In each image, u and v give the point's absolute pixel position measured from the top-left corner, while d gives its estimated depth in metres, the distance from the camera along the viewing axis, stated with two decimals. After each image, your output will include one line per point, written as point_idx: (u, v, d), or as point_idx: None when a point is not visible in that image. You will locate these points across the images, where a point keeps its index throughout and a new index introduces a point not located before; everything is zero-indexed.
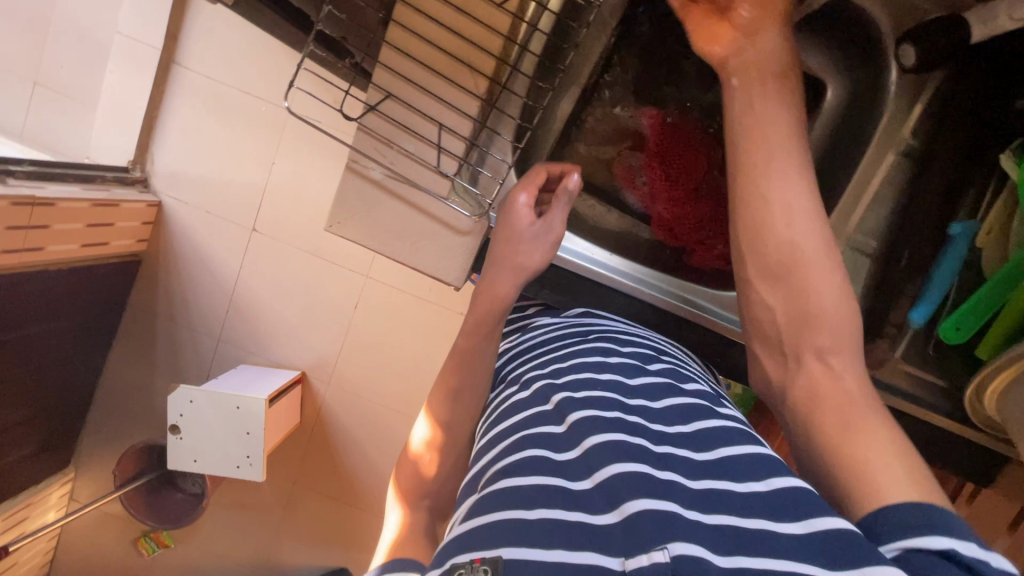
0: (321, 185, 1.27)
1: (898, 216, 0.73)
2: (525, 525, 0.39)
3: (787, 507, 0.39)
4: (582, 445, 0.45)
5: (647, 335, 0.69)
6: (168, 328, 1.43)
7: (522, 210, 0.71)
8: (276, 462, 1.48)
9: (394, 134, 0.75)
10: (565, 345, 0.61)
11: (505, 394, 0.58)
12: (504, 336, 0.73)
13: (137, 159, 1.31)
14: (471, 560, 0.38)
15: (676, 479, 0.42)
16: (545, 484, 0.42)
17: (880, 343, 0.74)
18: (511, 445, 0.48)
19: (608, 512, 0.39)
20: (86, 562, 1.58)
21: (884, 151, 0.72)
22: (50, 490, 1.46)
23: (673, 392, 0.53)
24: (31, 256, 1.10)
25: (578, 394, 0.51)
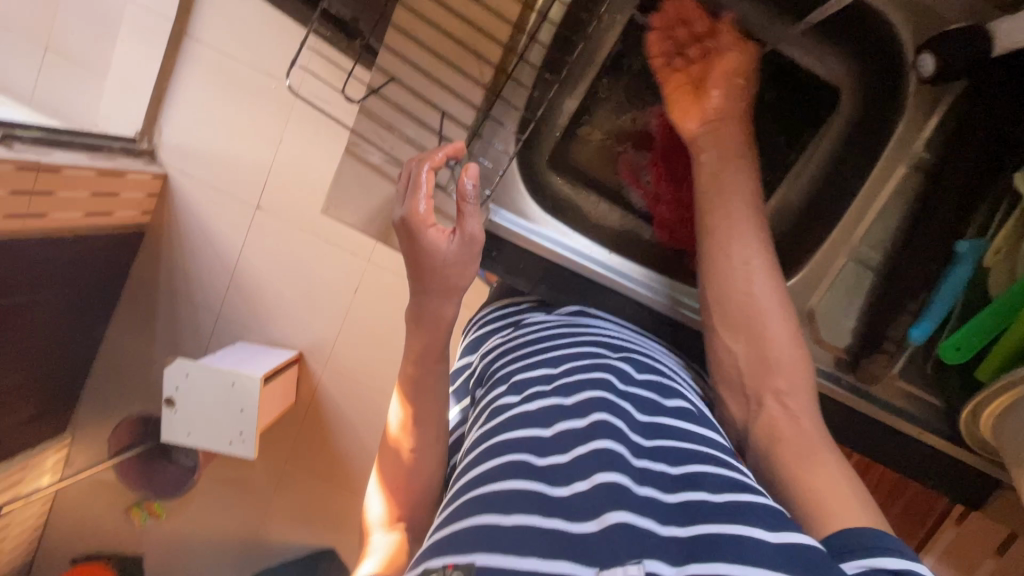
0: (326, 165, 1.26)
1: (906, 229, 0.72)
2: (500, 531, 0.38)
3: (766, 519, 0.39)
4: (571, 450, 0.45)
5: (639, 340, 0.67)
6: (169, 301, 1.44)
7: (433, 230, 0.60)
8: (269, 439, 1.49)
9: (396, 120, 0.76)
10: (557, 345, 0.60)
11: (493, 391, 0.57)
12: (495, 332, 0.71)
13: (145, 131, 1.30)
14: (444, 565, 0.38)
15: (655, 496, 0.42)
16: (523, 490, 0.41)
17: (879, 359, 0.71)
18: (494, 446, 0.47)
19: (586, 520, 0.39)
20: (78, 527, 1.60)
21: (895, 163, 0.71)
22: (46, 454, 1.47)
23: (661, 408, 0.52)
24: (35, 221, 1.10)
25: (568, 399, 0.50)
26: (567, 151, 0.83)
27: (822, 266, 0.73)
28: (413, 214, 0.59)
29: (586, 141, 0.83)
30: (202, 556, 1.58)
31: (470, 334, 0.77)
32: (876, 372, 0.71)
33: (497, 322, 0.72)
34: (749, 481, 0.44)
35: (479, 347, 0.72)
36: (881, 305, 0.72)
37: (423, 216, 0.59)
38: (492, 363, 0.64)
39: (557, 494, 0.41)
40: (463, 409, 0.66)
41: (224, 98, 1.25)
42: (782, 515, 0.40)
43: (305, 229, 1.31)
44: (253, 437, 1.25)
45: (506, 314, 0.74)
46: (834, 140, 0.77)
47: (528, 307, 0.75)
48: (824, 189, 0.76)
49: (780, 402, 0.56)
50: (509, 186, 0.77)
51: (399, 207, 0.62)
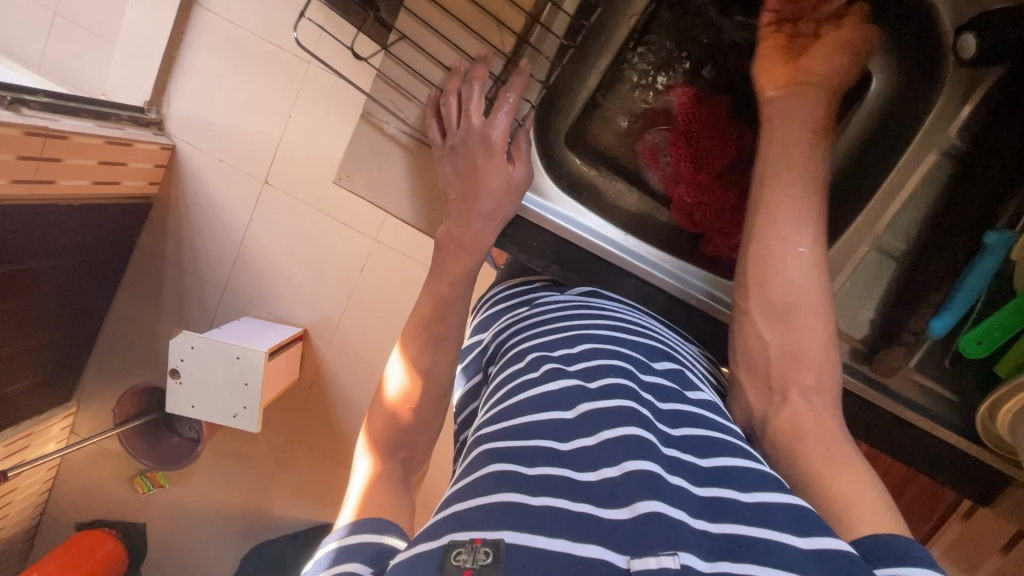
0: (334, 142, 1.24)
1: (933, 220, 0.70)
2: (529, 512, 0.37)
3: (795, 522, 0.38)
4: (596, 434, 0.44)
5: (655, 327, 0.66)
6: (175, 275, 1.44)
7: (499, 161, 0.69)
8: (273, 415, 1.50)
9: (412, 87, 0.76)
10: (575, 326, 0.59)
11: (509, 370, 0.56)
12: (509, 310, 0.70)
13: (154, 101, 1.27)
14: (472, 539, 0.36)
15: (685, 485, 0.41)
16: (549, 475, 0.41)
17: (897, 350, 0.69)
18: (518, 428, 0.46)
19: (618, 508, 0.38)
20: (83, 494, 1.62)
21: (926, 149, 0.69)
22: (52, 421, 1.49)
23: (682, 397, 0.52)
24: (42, 188, 1.09)
25: (591, 384, 0.49)
26: (585, 129, 0.82)
27: (842, 255, 0.72)
28: (492, 139, 0.69)
29: (606, 118, 0.82)
30: (202, 528, 1.60)
31: (481, 313, 0.75)
32: (893, 365, 0.70)
33: (512, 300, 0.71)
34: (779, 480, 0.44)
35: (489, 325, 0.71)
36: (902, 295, 0.71)
37: (497, 141, 0.69)
38: (503, 341, 0.63)
39: (584, 479, 0.41)
40: (472, 384, 0.65)
41: (236, 69, 1.23)
42: (817, 519, 0.39)
43: (315, 205, 1.30)
44: (257, 411, 1.25)
45: (518, 292, 0.73)
46: (864, 122, 0.74)
47: (542, 285, 0.74)
48: (856, 172, 0.74)
49: (806, 397, 0.56)
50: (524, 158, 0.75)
51: (475, 120, 0.69)
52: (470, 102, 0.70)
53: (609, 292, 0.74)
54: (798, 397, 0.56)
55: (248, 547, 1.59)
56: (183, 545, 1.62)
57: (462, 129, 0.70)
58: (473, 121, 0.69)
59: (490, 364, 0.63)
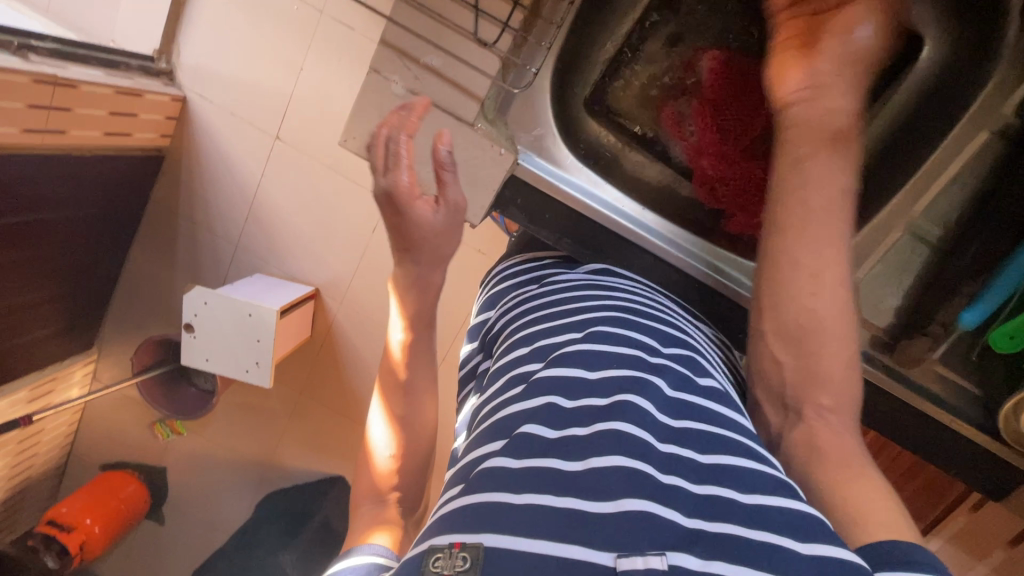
0: (349, 97, 1.20)
1: (975, 204, 0.68)
2: (511, 510, 0.37)
3: (795, 527, 0.38)
4: (591, 425, 0.43)
5: (666, 307, 0.64)
6: (189, 228, 1.44)
7: (420, 202, 0.61)
8: (286, 371, 1.52)
9: (419, 49, 0.74)
10: (580, 307, 0.57)
11: (513, 354, 0.55)
12: (519, 288, 0.68)
13: (163, 49, 1.24)
14: (451, 543, 0.36)
15: (679, 485, 0.40)
16: (538, 467, 0.40)
17: (922, 340, 0.69)
18: (510, 420, 0.45)
19: (605, 501, 0.37)
20: (106, 437, 1.69)
21: (977, 127, 0.65)
22: (75, 367, 1.53)
23: (692, 386, 0.50)
24: (54, 138, 1.08)
25: (593, 372, 0.48)
26: (608, 92, 0.82)
27: (870, 243, 0.71)
28: (399, 188, 0.60)
29: (632, 84, 0.82)
30: (219, 475, 1.66)
31: (488, 290, 0.73)
32: (915, 356, 0.69)
33: (525, 276, 0.69)
34: (790, 482, 0.43)
35: (497, 303, 0.69)
36: (933, 284, 0.70)
37: (408, 187, 0.61)
38: (509, 320, 0.62)
39: (571, 468, 0.40)
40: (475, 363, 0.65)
41: (244, 17, 1.17)
42: (818, 524, 0.38)
43: (329, 166, 1.27)
44: (269, 367, 1.27)
45: (529, 269, 0.71)
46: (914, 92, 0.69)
47: (553, 262, 0.72)
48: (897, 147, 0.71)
49: (822, 418, 0.53)
50: (531, 101, 0.79)
51: (379, 176, 0.62)
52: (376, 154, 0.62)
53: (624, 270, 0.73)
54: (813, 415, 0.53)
55: (263, 494, 1.65)
56: (201, 490, 1.69)
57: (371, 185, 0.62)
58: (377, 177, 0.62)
59: (495, 341, 0.62)
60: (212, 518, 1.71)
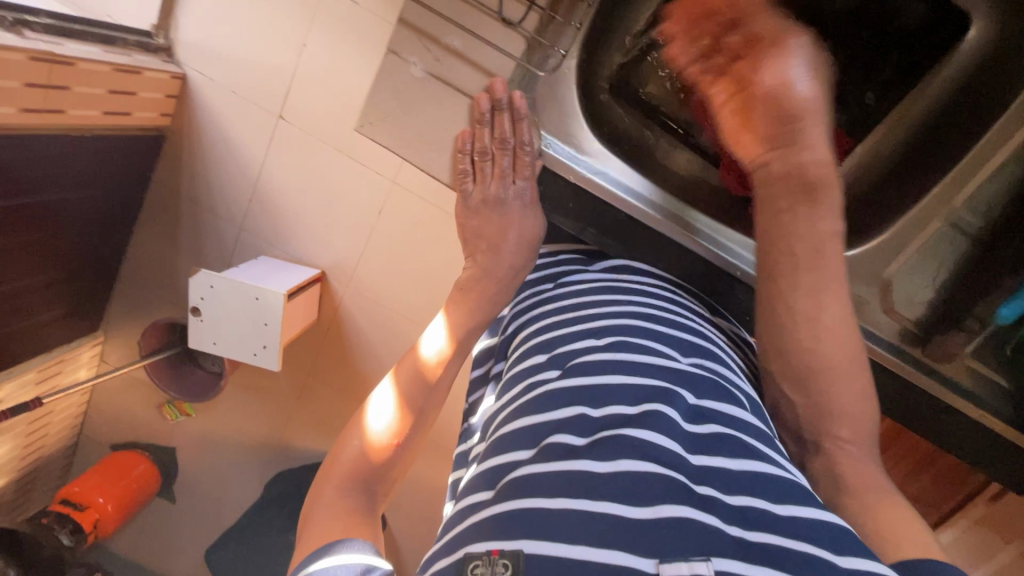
0: (355, 75, 1.15)
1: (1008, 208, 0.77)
2: (551, 517, 0.39)
3: (830, 540, 0.40)
4: (616, 429, 0.46)
5: (686, 311, 0.67)
6: (192, 209, 1.41)
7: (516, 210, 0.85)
8: (293, 353, 1.52)
9: (440, 30, 0.82)
10: (602, 315, 0.60)
11: (533, 362, 0.58)
12: (539, 286, 0.74)
13: (161, 23, 1.19)
14: (489, 551, 0.39)
15: (713, 494, 0.42)
16: (571, 471, 0.42)
17: (959, 334, 0.78)
18: (534, 429, 0.48)
19: (644, 507, 0.39)
20: (115, 418, 1.70)
21: (1002, 144, 0.74)
22: (82, 349, 1.53)
23: (716, 393, 0.52)
24: (53, 118, 1.05)
25: (614, 379, 0.51)
26: (632, 76, 0.88)
27: (907, 233, 0.79)
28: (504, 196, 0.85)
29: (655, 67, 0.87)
30: (228, 455, 1.68)
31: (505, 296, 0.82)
32: (950, 350, 0.79)
33: (543, 277, 0.76)
34: (811, 493, 0.46)
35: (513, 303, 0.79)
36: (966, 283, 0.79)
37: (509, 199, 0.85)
38: (527, 325, 0.66)
39: (600, 469, 0.42)
40: (487, 370, 0.71)
41: None
42: (849, 538, 0.41)
43: (336, 146, 1.24)
44: (277, 350, 1.26)
45: (546, 269, 0.79)
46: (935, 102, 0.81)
47: (569, 260, 0.78)
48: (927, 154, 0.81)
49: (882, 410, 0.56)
50: (555, 84, 0.82)
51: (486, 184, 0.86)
52: (493, 170, 0.86)
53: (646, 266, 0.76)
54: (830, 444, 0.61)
55: (272, 474, 1.66)
56: (211, 470, 1.70)
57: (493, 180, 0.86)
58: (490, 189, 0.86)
59: (514, 348, 0.66)
60: (222, 496, 1.72)
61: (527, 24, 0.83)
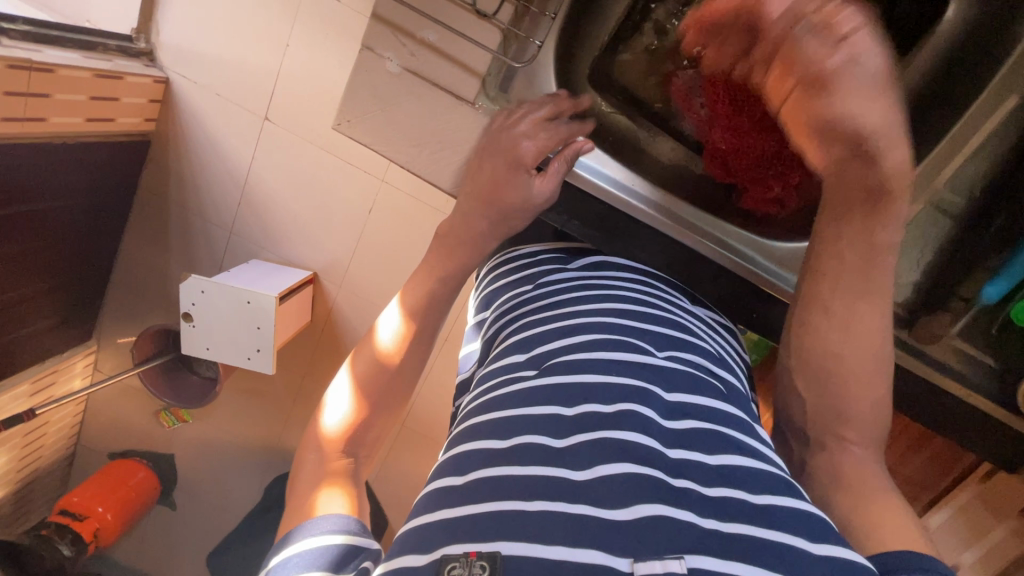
0: (339, 73, 1.14)
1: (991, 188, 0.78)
2: (526, 518, 0.39)
3: (809, 530, 0.41)
4: (592, 431, 0.45)
5: (665, 304, 0.66)
6: (181, 215, 1.40)
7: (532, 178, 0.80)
8: (287, 356, 1.51)
9: (414, 25, 0.82)
10: (577, 313, 0.60)
11: (510, 361, 0.57)
12: (514, 286, 0.72)
13: (141, 28, 1.18)
14: (466, 553, 0.38)
15: (690, 487, 0.42)
16: (547, 475, 0.42)
17: (944, 315, 0.79)
18: (508, 426, 0.48)
19: (621, 509, 0.40)
20: (112, 427, 1.69)
21: (982, 122, 0.75)
22: (75, 359, 1.52)
23: (695, 386, 0.52)
24: (34, 126, 1.03)
25: (590, 377, 0.50)
26: (609, 67, 0.92)
27: None
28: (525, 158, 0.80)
29: (630, 58, 0.92)
30: (226, 460, 1.67)
31: (482, 291, 0.79)
32: (936, 332, 0.80)
33: (517, 275, 0.74)
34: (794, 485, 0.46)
35: (492, 304, 0.74)
36: (953, 264, 0.80)
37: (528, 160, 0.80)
38: (506, 323, 0.66)
39: (578, 477, 0.42)
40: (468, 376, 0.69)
41: None
42: (825, 528, 0.42)
43: (322, 147, 1.23)
44: (271, 354, 1.25)
45: (521, 265, 0.75)
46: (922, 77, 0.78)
47: (548, 258, 0.75)
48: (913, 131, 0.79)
49: None
50: (533, 75, 0.87)
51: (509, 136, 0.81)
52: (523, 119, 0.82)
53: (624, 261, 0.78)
54: (835, 444, 0.61)
55: (272, 477, 1.66)
56: (210, 476, 1.70)
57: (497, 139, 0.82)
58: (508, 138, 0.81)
59: (493, 347, 0.65)
60: (222, 500, 1.72)
61: (502, 15, 0.81)
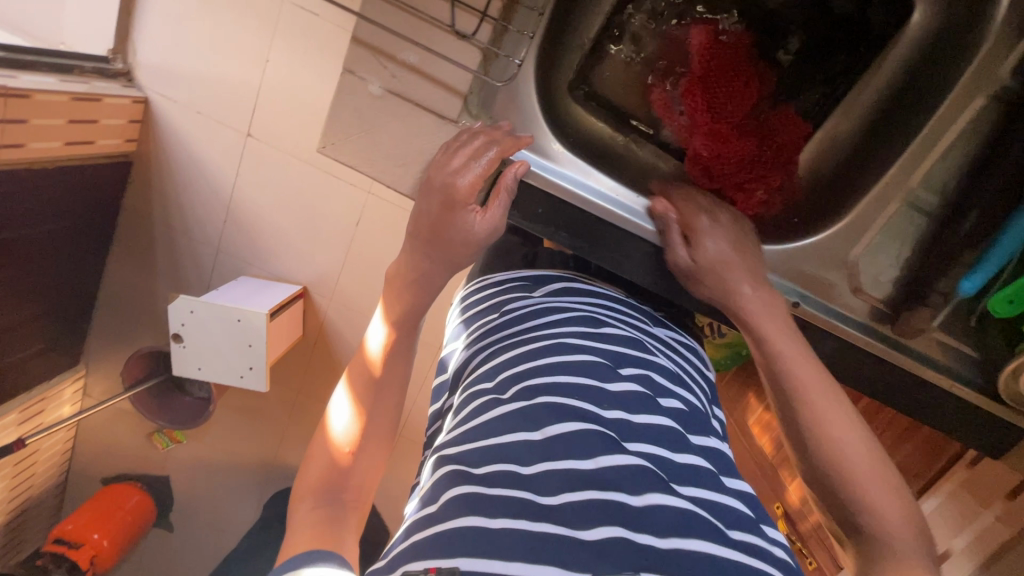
0: (321, 87, 1.14)
1: (963, 185, 0.80)
2: (489, 535, 0.42)
3: (776, 565, 0.45)
4: (557, 459, 0.48)
5: (627, 324, 0.70)
6: (166, 235, 1.39)
7: (469, 211, 0.75)
8: (280, 372, 1.50)
9: (395, 47, 0.85)
10: (542, 336, 0.62)
11: (479, 388, 0.59)
12: (483, 316, 0.74)
13: (118, 48, 1.17)
14: (426, 568, 0.40)
15: (658, 500, 0.45)
16: (513, 498, 0.45)
17: (925, 309, 0.79)
18: (478, 452, 0.50)
19: (589, 529, 0.43)
20: (104, 452, 1.67)
21: (947, 125, 0.78)
22: (63, 385, 1.50)
23: (651, 406, 0.54)
24: (11, 153, 1.02)
25: (556, 401, 0.52)
26: (591, 81, 0.96)
27: (870, 213, 0.83)
28: (460, 188, 0.75)
29: (609, 72, 0.95)
30: (223, 479, 1.66)
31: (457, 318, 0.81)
32: (917, 325, 0.80)
33: (484, 308, 0.75)
34: (749, 516, 0.49)
35: (467, 329, 0.76)
36: (935, 259, 0.79)
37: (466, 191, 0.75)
38: (478, 349, 0.67)
39: (546, 502, 0.45)
40: (441, 404, 0.69)
41: (203, 10, 1.11)
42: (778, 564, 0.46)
43: (305, 160, 1.23)
44: (264, 371, 1.25)
45: (490, 295, 0.78)
46: (877, 92, 0.88)
47: (515, 286, 0.77)
48: (877, 136, 0.87)
49: None
50: (513, 93, 0.87)
51: (448, 170, 0.77)
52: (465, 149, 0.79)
53: (597, 283, 0.81)
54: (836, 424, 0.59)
55: (269, 494, 1.65)
56: (206, 496, 1.69)
57: (433, 180, 0.77)
58: (448, 170, 0.76)
59: (462, 379, 0.66)
60: (220, 520, 1.71)
61: (481, 34, 0.84)
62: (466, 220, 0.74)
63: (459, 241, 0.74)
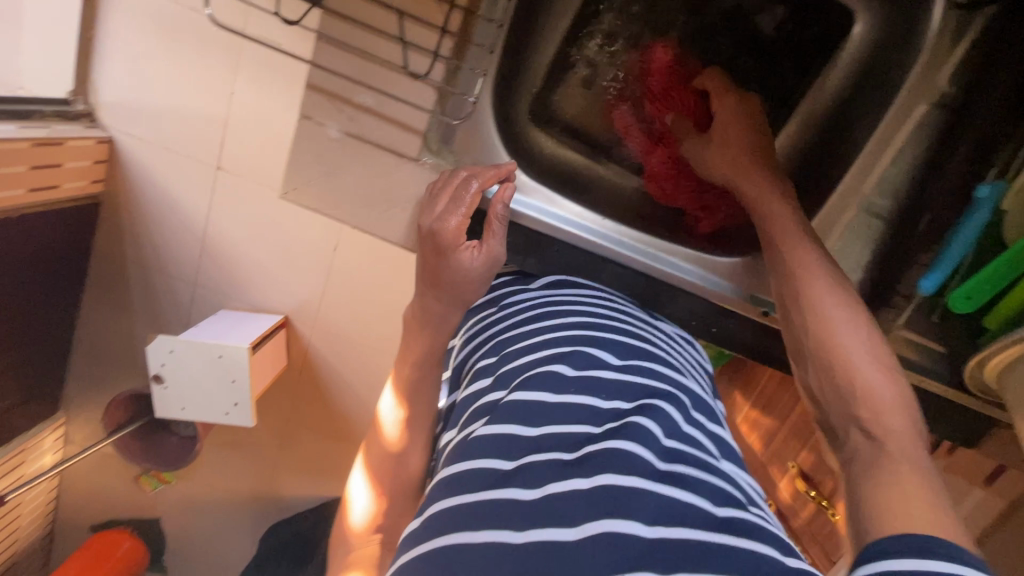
0: (282, 122, 1.12)
1: (913, 185, 0.87)
2: (473, 550, 0.43)
3: (781, 542, 0.46)
4: (545, 452, 0.51)
5: (618, 316, 0.75)
6: (140, 274, 1.37)
7: (465, 249, 0.75)
8: (268, 404, 1.48)
9: (350, 92, 0.89)
10: (534, 336, 0.67)
11: (482, 388, 0.64)
12: (480, 310, 0.81)
13: (78, 90, 1.15)
14: None
15: (643, 488, 0.47)
16: (503, 499, 0.47)
17: (888, 309, 0.87)
18: (470, 452, 0.53)
19: (572, 528, 0.44)
20: (90, 499, 1.63)
21: (895, 130, 0.85)
22: (43, 435, 1.47)
23: (646, 394, 0.60)
24: None
25: (548, 396, 0.57)
26: (552, 108, 1.03)
27: (834, 214, 0.88)
28: (450, 229, 0.75)
29: (567, 98, 1.03)
30: (216, 516, 1.63)
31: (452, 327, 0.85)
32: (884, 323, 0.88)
33: (478, 301, 0.83)
34: (743, 494, 0.51)
35: (461, 333, 0.82)
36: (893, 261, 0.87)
37: (456, 230, 0.75)
38: (476, 349, 0.73)
39: (529, 497, 0.47)
40: (452, 399, 0.73)
41: (163, 48, 1.10)
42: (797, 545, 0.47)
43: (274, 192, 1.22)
44: (250, 406, 1.23)
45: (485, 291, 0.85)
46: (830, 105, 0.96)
47: (505, 282, 0.85)
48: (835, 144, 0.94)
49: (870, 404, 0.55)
50: (469, 128, 0.95)
51: (435, 215, 0.76)
52: (450, 189, 0.79)
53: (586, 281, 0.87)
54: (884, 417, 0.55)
55: (265, 527, 1.62)
56: (200, 535, 1.65)
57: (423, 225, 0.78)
58: (438, 212, 0.77)
59: (466, 376, 0.72)
60: (216, 557, 1.67)
61: (434, 73, 0.87)
62: (465, 259, 0.75)
63: (461, 277, 0.75)
